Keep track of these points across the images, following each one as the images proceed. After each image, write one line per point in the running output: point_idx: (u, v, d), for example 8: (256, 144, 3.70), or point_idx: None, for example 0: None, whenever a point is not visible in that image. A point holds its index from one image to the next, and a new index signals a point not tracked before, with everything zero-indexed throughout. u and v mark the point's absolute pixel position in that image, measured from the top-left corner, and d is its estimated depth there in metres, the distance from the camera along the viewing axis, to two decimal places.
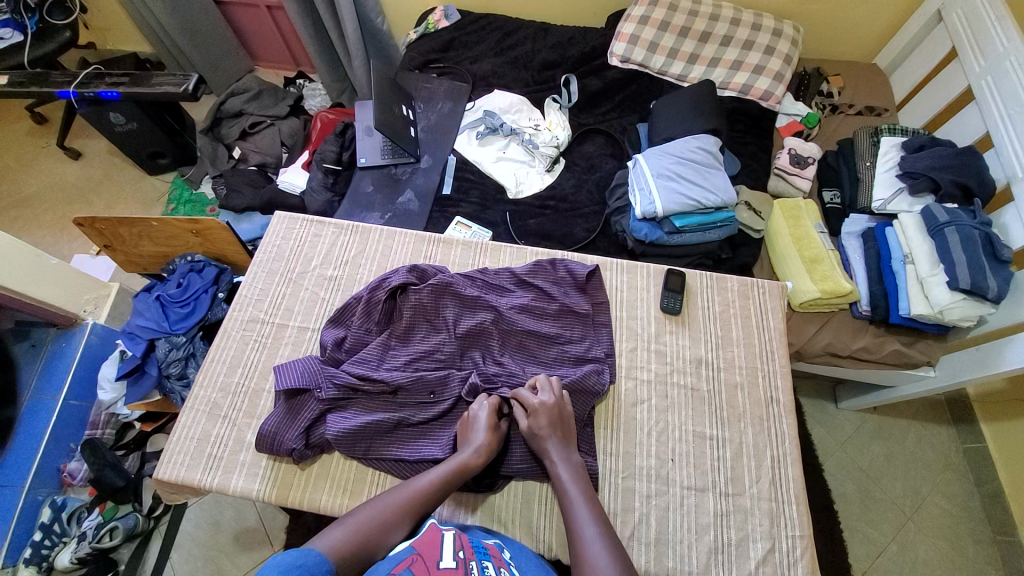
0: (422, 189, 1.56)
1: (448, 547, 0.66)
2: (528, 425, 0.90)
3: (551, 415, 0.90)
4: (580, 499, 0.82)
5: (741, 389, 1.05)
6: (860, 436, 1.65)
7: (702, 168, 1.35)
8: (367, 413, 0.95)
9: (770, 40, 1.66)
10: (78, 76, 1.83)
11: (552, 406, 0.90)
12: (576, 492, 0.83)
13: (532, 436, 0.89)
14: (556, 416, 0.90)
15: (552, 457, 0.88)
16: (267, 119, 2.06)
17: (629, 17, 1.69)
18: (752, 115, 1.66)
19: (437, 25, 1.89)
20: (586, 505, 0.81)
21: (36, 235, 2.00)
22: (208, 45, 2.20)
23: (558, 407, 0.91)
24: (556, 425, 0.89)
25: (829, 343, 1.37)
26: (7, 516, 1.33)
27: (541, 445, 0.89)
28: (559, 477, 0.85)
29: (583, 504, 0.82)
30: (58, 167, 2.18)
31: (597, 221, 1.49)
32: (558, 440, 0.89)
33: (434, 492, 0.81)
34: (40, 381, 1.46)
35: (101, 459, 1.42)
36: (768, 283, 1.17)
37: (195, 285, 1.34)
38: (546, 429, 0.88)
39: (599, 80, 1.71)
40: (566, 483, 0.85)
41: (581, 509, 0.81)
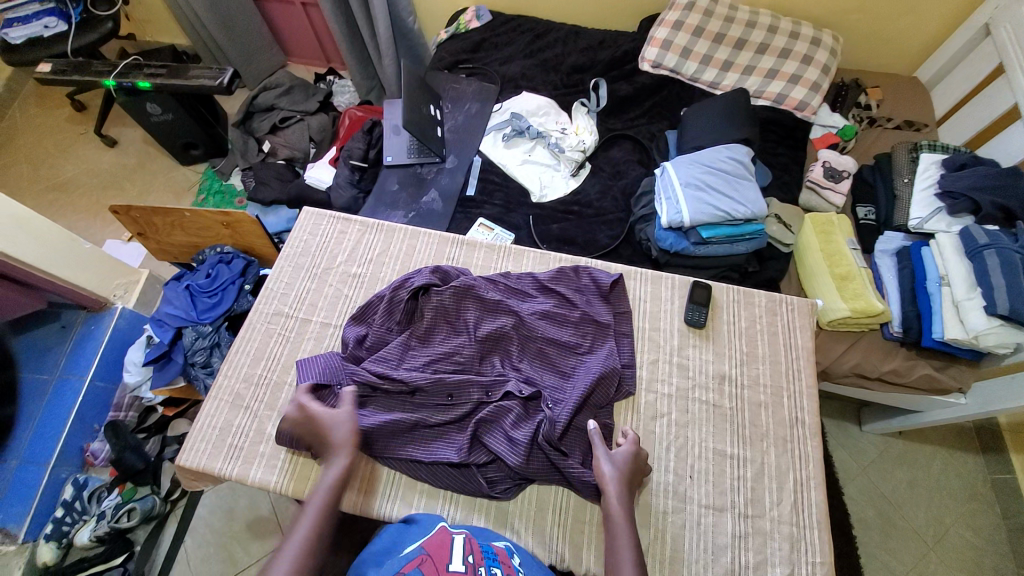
0: (447, 189, 1.57)
1: (458, 550, 0.66)
2: (610, 469, 0.87)
3: (631, 461, 0.89)
4: (628, 553, 0.78)
5: (765, 408, 1.02)
6: (884, 462, 1.59)
7: (732, 180, 1.31)
8: (384, 413, 0.95)
9: (807, 49, 1.62)
10: (117, 66, 1.89)
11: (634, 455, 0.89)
12: (624, 539, 0.80)
13: (601, 481, 0.86)
14: (634, 465, 0.89)
15: (609, 503, 0.83)
16: (296, 114, 2.12)
17: (663, 22, 1.67)
18: (786, 125, 1.62)
19: (468, 25, 1.88)
20: (633, 560, 0.77)
21: (72, 219, 2.08)
22: (242, 39, 2.25)
23: (637, 460, 0.89)
24: (626, 470, 0.87)
25: (856, 364, 1.33)
26: (31, 492, 1.40)
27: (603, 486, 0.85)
28: (613, 524, 0.81)
29: (629, 556, 0.78)
30: (95, 154, 2.26)
31: (621, 228, 1.47)
32: (626, 489, 0.86)
33: (318, 531, 0.79)
34: (68, 362, 1.55)
35: (123, 440, 1.47)
36: (796, 300, 1.13)
37: (223, 277, 1.37)
38: (626, 474, 0.87)
39: (630, 85, 1.69)
40: (619, 529, 0.81)
41: (625, 563, 0.77)
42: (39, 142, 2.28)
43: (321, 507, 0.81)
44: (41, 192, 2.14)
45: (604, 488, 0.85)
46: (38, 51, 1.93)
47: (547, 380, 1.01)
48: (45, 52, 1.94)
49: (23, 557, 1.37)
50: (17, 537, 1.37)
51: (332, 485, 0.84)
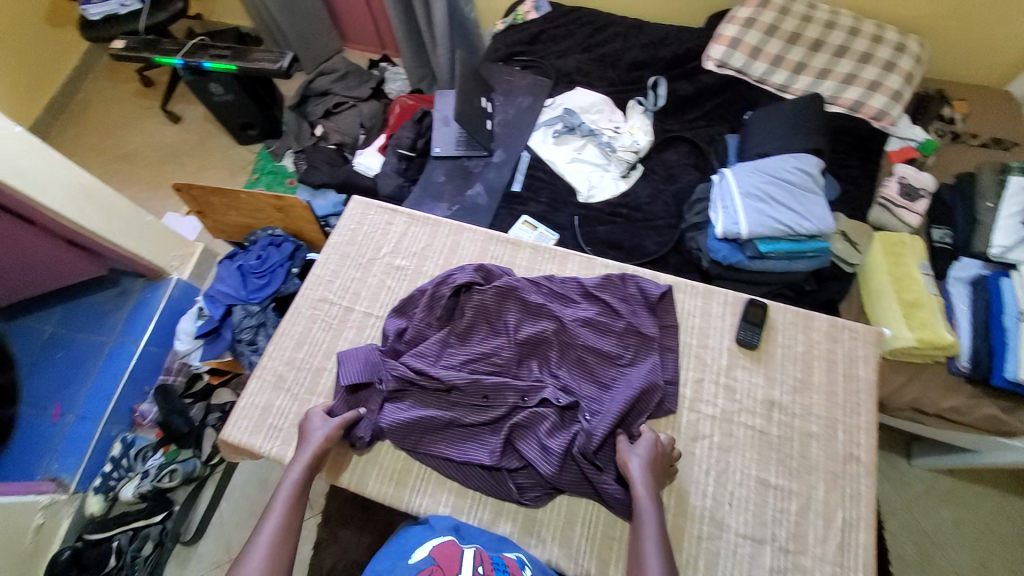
0: (492, 183, 1.55)
1: (467, 562, 0.70)
2: (632, 456, 0.85)
3: (653, 447, 0.87)
4: (653, 541, 0.76)
5: (816, 440, 0.96)
6: (932, 502, 1.47)
7: (798, 192, 1.22)
8: (417, 410, 0.95)
9: (891, 54, 1.49)
10: (185, 46, 1.97)
11: (655, 445, 0.87)
12: (649, 524, 0.78)
13: (624, 464, 0.85)
14: (658, 453, 0.87)
15: (634, 485, 0.82)
16: (349, 100, 2.16)
17: (733, 19, 1.58)
18: (860, 135, 1.50)
19: (526, 16, 1.85)
20: (658, 551, 0.75)
21: (136, 190, 2.20)
22: (303, 24, 2.31)
23: (657, 447, 0.87)
24: (651, 461, 0.85)
25: (913, 398, 1.23)
26: (84, 445, 1.52)
27: (627, 469, 0.84)
28: (640, 508, 0.80)
29: (653, 541, 0.76)
30: (159, 129, 2.37)
31: (670, 235, 1.41)
32: (652, 476, 0.84)
33: (289, 523, 0.80)
34: (125, 326, 1.66)
35: (168, 404, 1.58)
36: (863, 327, 1.04)
37: (272, 259, 1.41)
38: (648, 462, 0.85)
39: (691, 85, 1.62)
40: (643, 515, 0.79)
41: (650, 557, 0.75)
42: (110, 115, 2.42)
43: (294, 499, 0.83)
44: (107, 162, 2.28)
45: (627, 470, 0.84)
46: (114, 28, 2.05)
47: (580, 388, 0.98)
48: (120, 29, 2.05)
49: (72, 505, 1.47)
50: (69, 486, 1.47)
51: (299, 479, 0.86)
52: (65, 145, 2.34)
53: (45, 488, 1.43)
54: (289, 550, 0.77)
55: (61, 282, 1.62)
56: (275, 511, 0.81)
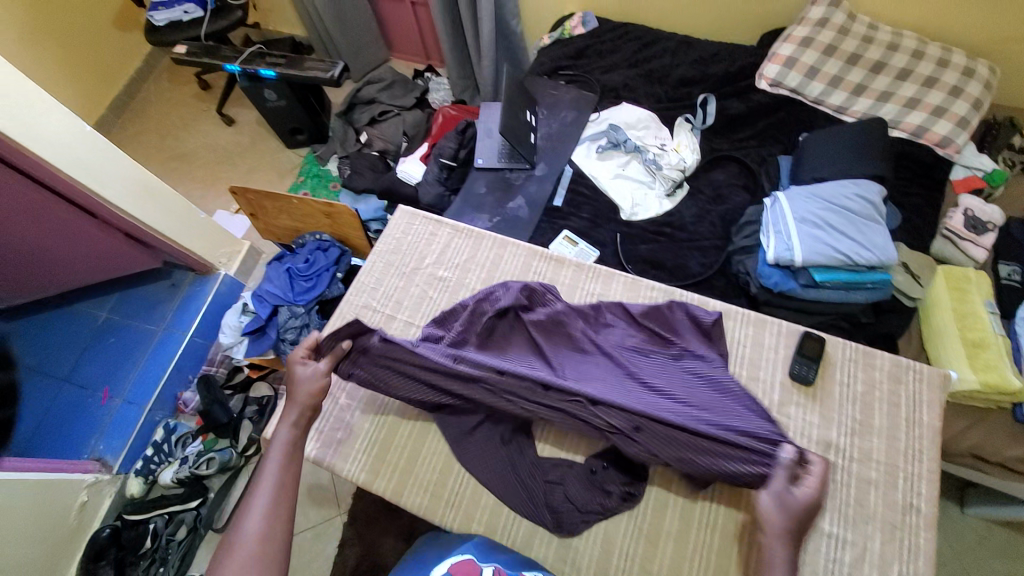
0: (534, 196, 1.55)
1: None
2: (783, 501, 0.78)
3: (812, 496, 0.78)
4: None
5: (875, 488, 0.89)
6: (988, 557, 1.35)
7: (859, 220, 1.17)
8: (449, 367, 0.95)
9: (959, 78, 1.41)
10: (243, 53, 2.07)
11: (816, 492, 0.78)
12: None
13: (767, 511, 0.78)
14: (813, 504, 0.78)
15: (772, 541, 0.76)
16: (394, 109, 2.21)
17: (789, 38, 1.53)
18: (923, 162, 1.42)
19: (573, 32, 1.85)
20: None
21: (189, 188, 2.31)
22: (354, 34, 2.38)
23: (818, 498, 0.78)
24: (803, 511, 0.77)
25: (975, 444, 1.14)
26: (129, 429, 1.58)
27: (768, 521, 0.77)
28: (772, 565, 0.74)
29: None
30: (214, 130, 2.48)
31: (716, 257, 1.37)
32: (793, 529, 0.77)
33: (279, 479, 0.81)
34: (174, 317, 1.73)
35: (211, 394, 1.63)
36: (928, 368, 0.98)
37: (319, 263, 1.44)
38: (800, 513, 0.77)
39: (741, 104, 1.57)
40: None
41: None
42: (168, 115, 2.54)
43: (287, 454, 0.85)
44: (165, 160, 2.40)
45: (768, 523, 0.77)
46: (177, 34, 2.16)
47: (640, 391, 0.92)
48: (183, 35, 2.16)
49: (114, 485, 1.53)
50: (112, 467, 1.54)
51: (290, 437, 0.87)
52: (126, 142, 2.47)
53: (91, 468, 1.50)
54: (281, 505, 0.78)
55: (117, 272, 1.69)
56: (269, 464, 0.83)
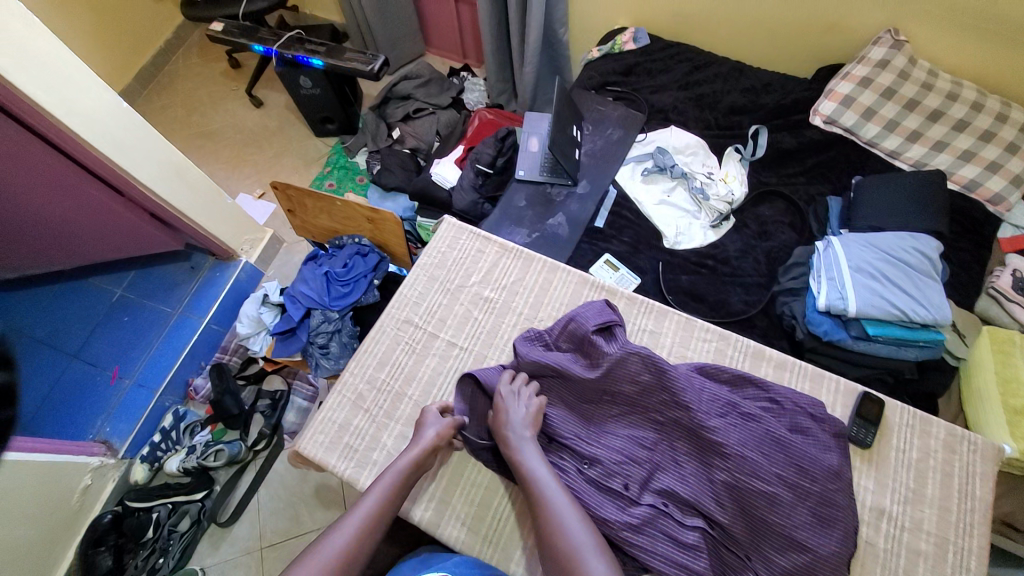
0: (575, 216, 1.51)
1: None
2: None
3: None
4: None
5: (925, 561, 0.91)
6: None
7: (915, 275, 1.15)
8: (602, 505, 0.91)
9: (1018, 135, 1.37)
10: (282, 37, 2.01)
11: None
12: None
13: None
14: None
15: None
16: (429, 107, 2.16)
17: (847, 76, 1.50)
18: (975, 218, 1.38)
19: (624, 46, 1.80)
20: None
21: (213, 168, 2.26)
22: (392, 24, 2.32)
23: None
24: None
25: (1007, 512, 1.12)
26: (137, 413, 1.54)
27: None
28: None
29: None
30: (242, 111, 2.42)
31: (759, 295, 1.33)
32: None
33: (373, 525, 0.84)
34: (191, 302, 1.68)
35: (223, 384, 1.58)
36: (980, 439, 1.00)
37: (357, 269, 1.41)
38: None
39: (794, 138, 1.54)
40: None
41: None
42: (197, 90, 2.49)
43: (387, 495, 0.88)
44: (191, 137, 2.35)
45: None
46: (214, 10, 2.10)
47: (763, 512, 0.87)
48: (220, 12, 2.10)
49: (118, 470, 1.49)
50: (118, 451, 1.50)
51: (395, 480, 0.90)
52: (151, 115, 2.41)
53: (96, 451, 1.46)
54: (365, 552, 0.81)
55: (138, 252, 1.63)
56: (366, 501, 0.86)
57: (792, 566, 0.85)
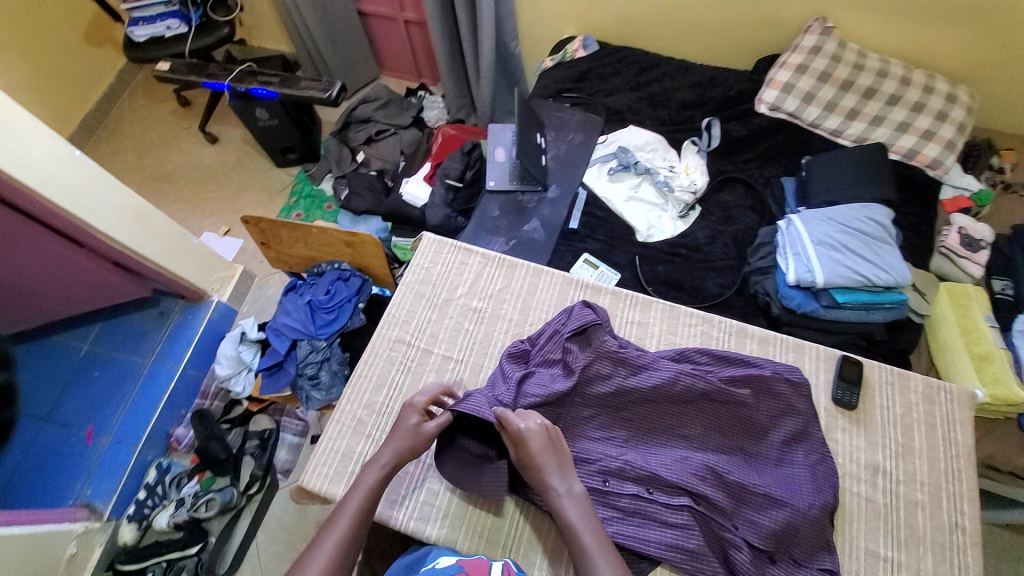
0: (549, 220, 1.54)
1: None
2: None
3: None
4: None
5: (922, 509, 0.97)
6: (995, 557, 1.41)
7: (872, 242, 1.24)
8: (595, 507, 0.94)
9: (943, 105, 1.50)
10: (234, 71, 1.98)
11: None
12: None
13: None
14: None
15: None
16: (391, 128, 2.16)
17: (785, 64, 1.60)
18: (917, 183, 1.50)
19: (574, 54, 1.87)
20: None
21: (172, 210, 2.19)
22: (344, 50, 2.33)
23: None
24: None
25: (986, 454, 1.21)
26: (119, 471, 1.46)
27: None
28: None
29: None
30: (196, 149, 2.36)
31: (733, 277, 1.40)
32: None
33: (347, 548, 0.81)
34: (164, 349, 1.62)
35: (206, 429, 1.53)
36: (955, 387, 1.08)
37: (341, 294, 1.41)
38: None
39: (744, 127, 1.63)
40: None
41: None
42: (146, 133, 2.41)
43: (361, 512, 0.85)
44: (146, 180, 2.27)
45: None
46: (158, 50, 2.05)
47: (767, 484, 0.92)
48: (165, 51, 2.05)
49: (104, 534, 1.40)
50: (102, 514, 1.41)
51: (373, 485, 0.88)
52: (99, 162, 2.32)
53: (78, 516, 1.37)
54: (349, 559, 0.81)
55: (102, 302, 1.56)
56: (339, 524, 0.82)
57: (804, 531, 0.89)
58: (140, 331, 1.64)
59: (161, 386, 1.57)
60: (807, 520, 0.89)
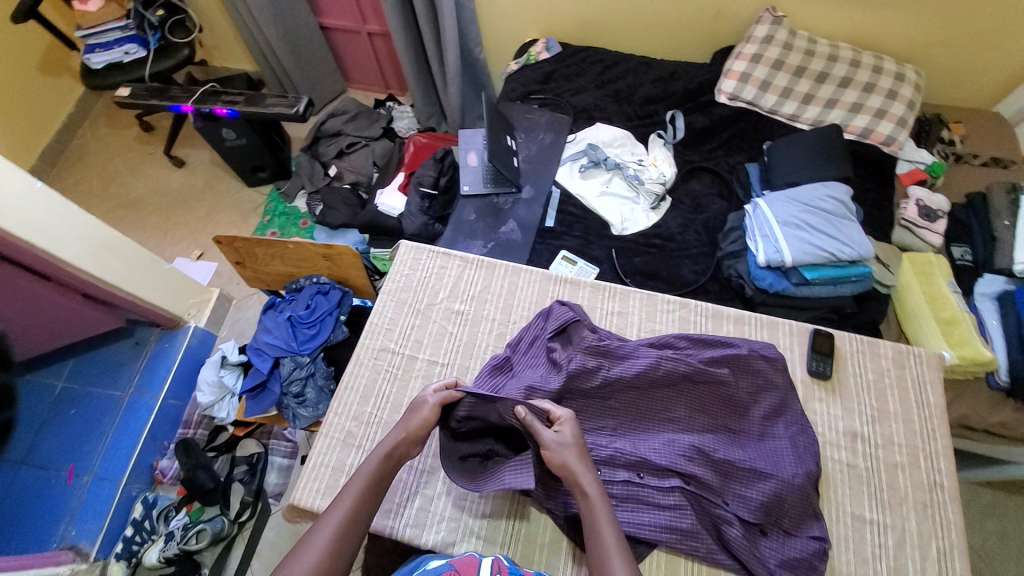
0: (525, 220, 1.56)
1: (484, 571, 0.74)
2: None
3: None
4: None
5: (901, 470, 1.01)
6: (976, 512, 1.47)
7: (834, 219, 1.29)
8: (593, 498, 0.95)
9: (892, 84, 1.58)
10: (196, 92, 1.95)
11: None
12: None
13: None
14: None
15: None
16: (362, 140, 2.16)
17: (741, 55, 1.65)
18: (873, 160, 1.57)
19: (538, 57, 1.90)
20: None
21: (142, 237, 2.14)
22: (309, 65, 2.32)
23: None
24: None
25: (960, 414, 1.26)
26: (104, 508, 1.42)
27: None
28: None
29: None
30: (163, 174, 2.32)
31: (707, 263, 1.43)
32: None
33: (343, 540, 0.77)
34: (142, 380, 1.58)
35: (191, 459, 1.49)
36: (923, 350, 1.13)
37: (321, 308, 1.40)
38: None
39: (707, 117, 1.68)
40: None
41: None
42: (108, 161, 2.35)
43: (356, 504, 0.81)
44: (112, 209, 2.22)
45: None
46: (117, 76, 2.01)
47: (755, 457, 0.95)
48: (124, 76, 2.01)
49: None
50: (88, 555, 1.37)
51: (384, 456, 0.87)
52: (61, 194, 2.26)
53: (63, 559, 1.33)
54: (358, 528, 0.80)
55: (77, 335, 1.51)
56: (349, 491, 0.82)
57: (792, 500, 0.92)
58: (114, 362, 1.59)
59: (143, 418, 1.53)
60: (793, 489, 0.93)
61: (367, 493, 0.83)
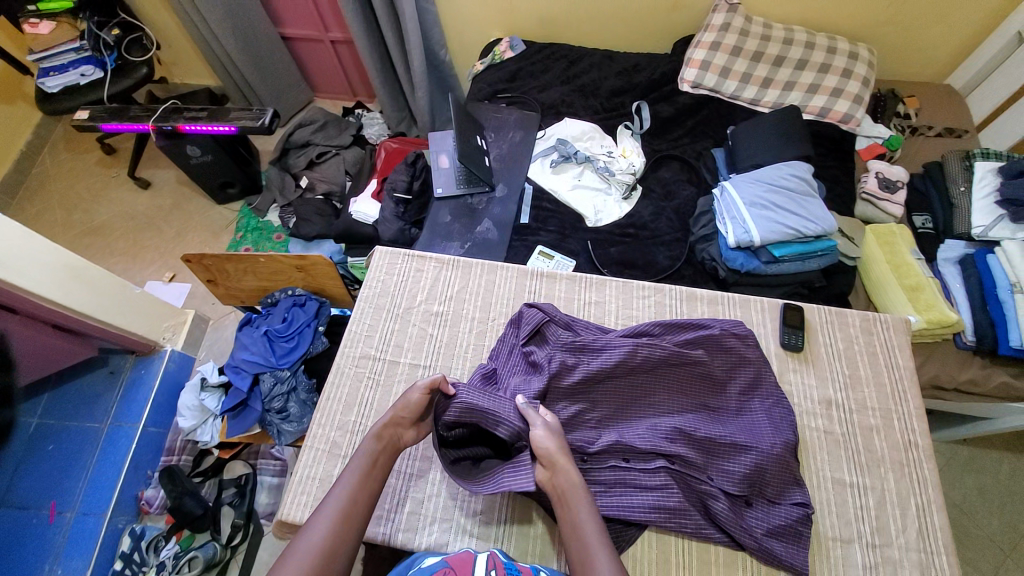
0: (500, 218, 1.57)
1: (479, 566, 0.74)
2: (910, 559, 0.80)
3: None
4: None
5: (876, 432, 1.05)
6: (953, 470, 1.53)
7: (797, 196, 1.33)
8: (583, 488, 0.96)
9: (846, 63, 1.63)
10: (157, 111, 1.91)
11: None
12: None
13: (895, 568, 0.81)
14: None
15: None
16: (332, 149, 2.13)
17: (700, 43, 1.69)
18: (833, 138, 1.62)
19: (503, 55, 1.90)
20: None
21: (110, 263, 2.08)
22: (273, 77, 2.29)
23: None
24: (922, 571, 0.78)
25: (932, 376, 1.30)
26: (90, 544, 1.38)
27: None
28: None
29: None
30: (128, 197, 2.26)
31: (680, 249, 1.46)
32: None
33: (332, 553, 0.73)
34: (120, 409, 1.54)
35: (178, 486, 1.46)
36: (890, 317, 1.17)
37: (298, 320, 1.38)
38: None
39: (671, 106, 1.71)
40: None
41: None
42: (70, 187, 2.28)
43: (339, 518, 0.77)
44: (77, 236, 2.15)
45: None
46: (74, 99, 1.95)
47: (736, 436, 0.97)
48: (82, 98, 1.95)
49: None
50: None
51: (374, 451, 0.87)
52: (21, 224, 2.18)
53: None
54: (354, 520, 0.78)
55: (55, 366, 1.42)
56: (340, 486, 0.81)
57: (774, 470, 0.95)
58: (87, 394, 1.52)
59: (124, 448, 1.50)
60: (774, 460, 0.95)
61: (353, 502, 0.80)
